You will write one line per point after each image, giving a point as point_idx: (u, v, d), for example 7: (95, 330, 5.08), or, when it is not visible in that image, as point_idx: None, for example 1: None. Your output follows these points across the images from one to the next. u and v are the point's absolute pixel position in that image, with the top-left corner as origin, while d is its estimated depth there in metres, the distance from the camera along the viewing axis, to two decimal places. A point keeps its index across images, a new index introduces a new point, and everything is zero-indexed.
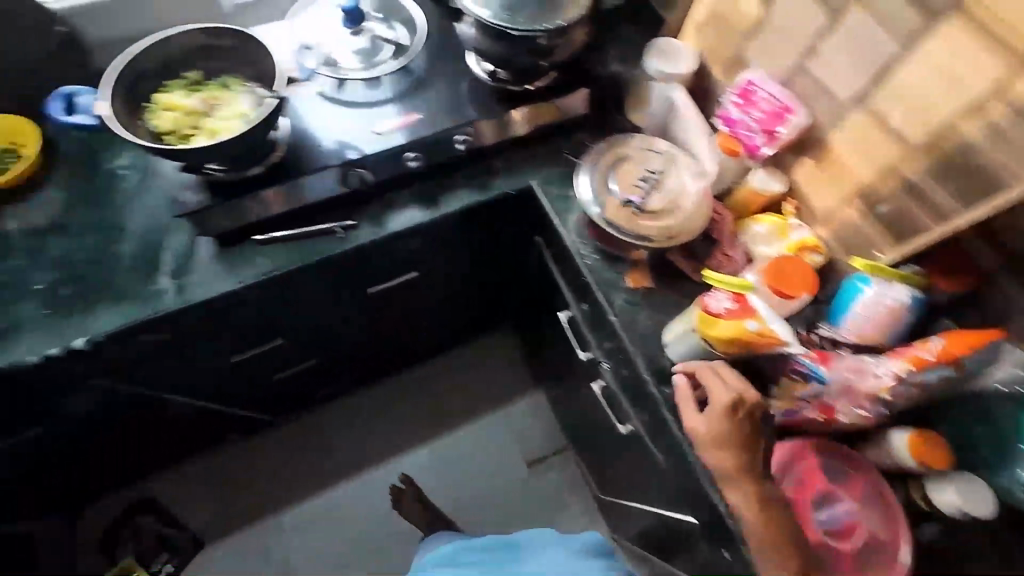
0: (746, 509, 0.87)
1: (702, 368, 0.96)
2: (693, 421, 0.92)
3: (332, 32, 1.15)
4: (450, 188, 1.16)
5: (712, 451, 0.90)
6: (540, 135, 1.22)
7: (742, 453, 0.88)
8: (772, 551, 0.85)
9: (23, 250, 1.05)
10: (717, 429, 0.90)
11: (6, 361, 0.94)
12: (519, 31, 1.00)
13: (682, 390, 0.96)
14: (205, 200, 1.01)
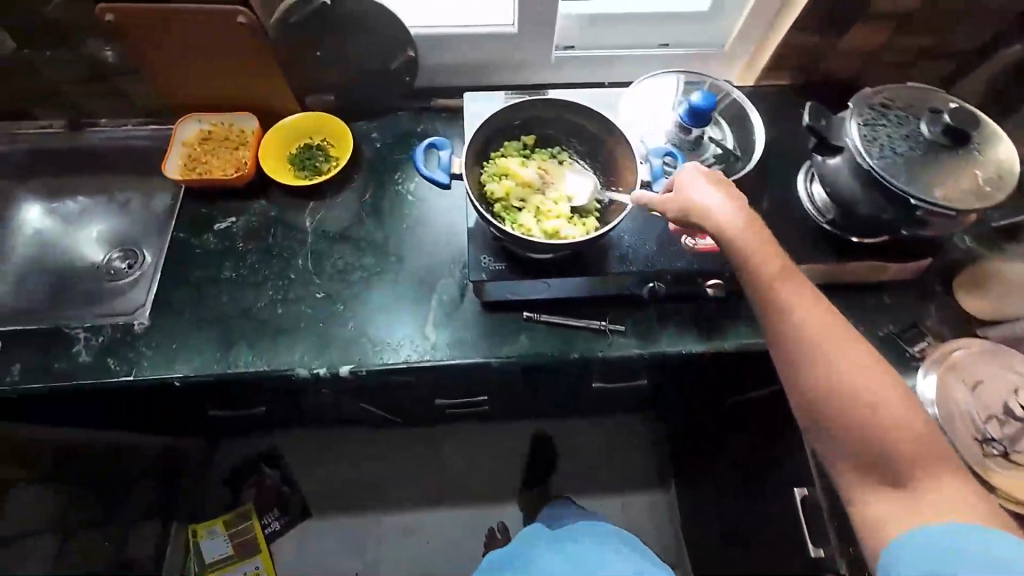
0: (836, 370, 0.67)
1: (740, 212, 0.77)
2: (749, 258, 0.74)
3: (658, 120, 1.10)
4: (731, 318, 1.02)
5: (798, 314, 0.70)
6: (844, 291, 1.06)
7: (826, 321, 0.70)
8: (841, 347, 0.68)
9: (313, 254, 1.08)
10: (797, 285, 0.72)
11: (283, 365, 0.97)
12: (919, 202, 0.83)
13: (708, 222, 0.77)
14: (497, 269, 0.94)
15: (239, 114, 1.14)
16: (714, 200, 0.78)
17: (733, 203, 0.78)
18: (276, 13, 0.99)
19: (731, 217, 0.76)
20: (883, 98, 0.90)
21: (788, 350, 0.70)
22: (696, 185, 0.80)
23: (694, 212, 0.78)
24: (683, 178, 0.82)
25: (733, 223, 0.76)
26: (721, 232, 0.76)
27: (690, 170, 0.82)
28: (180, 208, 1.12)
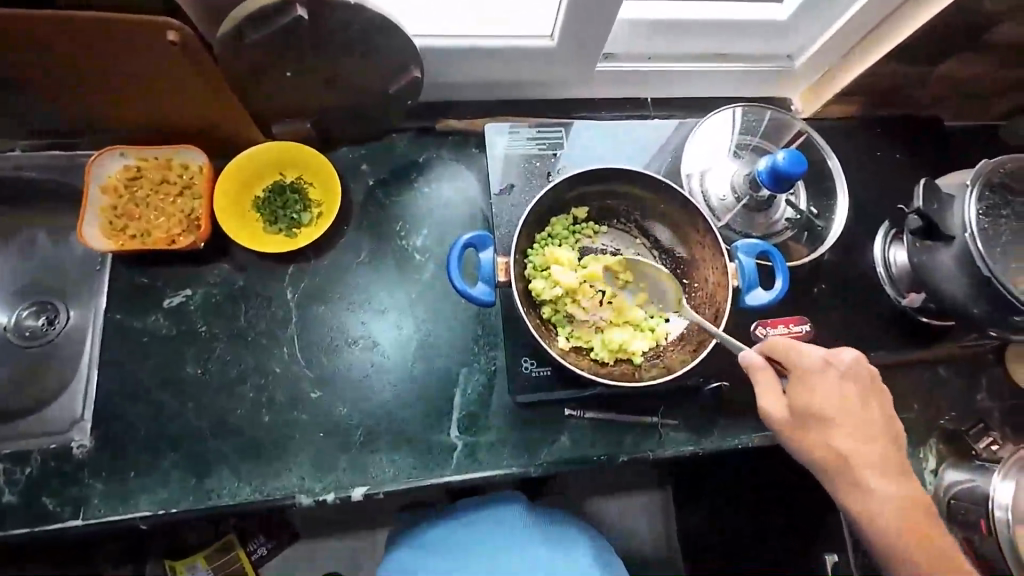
0: (914, 557, 0.65)
1: (851, 410, 0.68)
2: (857, 457, 0.67)
3: (722, 166, 0.94)
4: None
5: (891, 506, 0.66)
6: (909, 367, 0.95)
7: (910, 508, 0.67)
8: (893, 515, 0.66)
9: (301, 340, 0.86)
10: (899, 480, 0.67)
11: (278, 492, 0.79)
12: None
13: (809, 398, 0.67)
14: (547, 374, 0.84)
15: (180, 147, 0.85)
16: (837, 403, 0.67)
17: (861, 405, 0.69)
18: (227, 28, 0.66)
19: (844, 430, 0.67)
20: (1007, 178, 0.76)
21: (875, 527, 0.67)
22: (815, 387, 0.68)
23: (809, 417, 0.67)
24: (803, 374, 0.68)
25: (843, 429, 0.67)
26: (832, 437, 0.67)
27: (816, 361, 0.68)
28: (112, 277, 0.86)
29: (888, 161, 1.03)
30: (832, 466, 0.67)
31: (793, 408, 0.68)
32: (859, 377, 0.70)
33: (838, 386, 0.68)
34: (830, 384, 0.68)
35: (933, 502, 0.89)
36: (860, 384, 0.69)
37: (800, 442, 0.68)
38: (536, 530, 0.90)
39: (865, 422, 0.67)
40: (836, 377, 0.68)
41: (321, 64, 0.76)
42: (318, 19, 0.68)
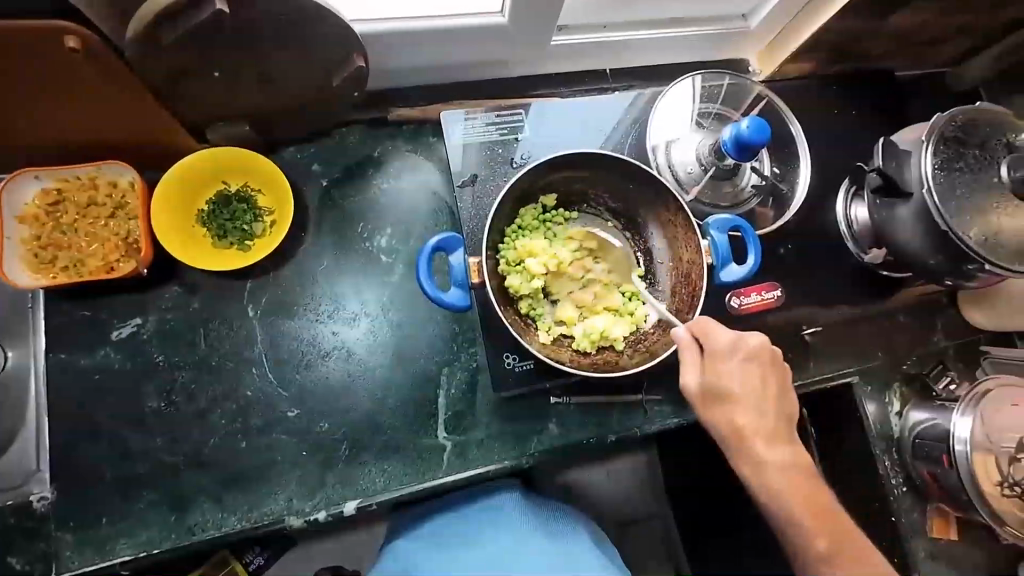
0: (803, 530, 0.68)
1: (755, 392, 0.70)
2: (752, 432, 0.70)
3: (687, 137, 0.93)
4: None
5: (781, 477, 0.69)
6: (872, 318, 0.99)
7: (798, 481, 0.70)
8: (775, 477, 0.69)
9: (270, 358, 0.82)
10: (789, 455, 0.71)
11: (266, 518, 0.76)
12: (990, 266, 0.76)
13: (715, 375, 0.70)
14: (531, 367, 0.83)
15: (104, 164, 0.76)
16: (743, 384, 0.70)
17: (762, 380, 0.71)
18: (135, 28, 0.59)
19: (746, 406, 0.70)
20: (960, 131, 0.78)
21: (769, 499, 0.70)
22: (726, 366, 0.70)
23: (717, 394, 0.70)
24: (714, 354, 0.71)
25: (745, 409, 0.70)
26: (734, 415, 0.70)
27: (722, 336, 0.71)
28: (48, 314, 0.78)
29: (844, 118, 1.04)
30: (734, 442, 0.70)
31: (704, 384, 0.70)
32: (757, 356, 0.72)
33: (744, 367, 0.71)
34: (733, 362, 0.70)
35: (900, 441, 0.94)
36: (765, 366, 0.71)
37: (708, 414, 0.71)
38: (536, 519, 0.90)
39: (760, 399, 0.70)
40: (738, 353, 0.71)
41: (253, 61, 0.69)
42: (242, 12, 0.61)
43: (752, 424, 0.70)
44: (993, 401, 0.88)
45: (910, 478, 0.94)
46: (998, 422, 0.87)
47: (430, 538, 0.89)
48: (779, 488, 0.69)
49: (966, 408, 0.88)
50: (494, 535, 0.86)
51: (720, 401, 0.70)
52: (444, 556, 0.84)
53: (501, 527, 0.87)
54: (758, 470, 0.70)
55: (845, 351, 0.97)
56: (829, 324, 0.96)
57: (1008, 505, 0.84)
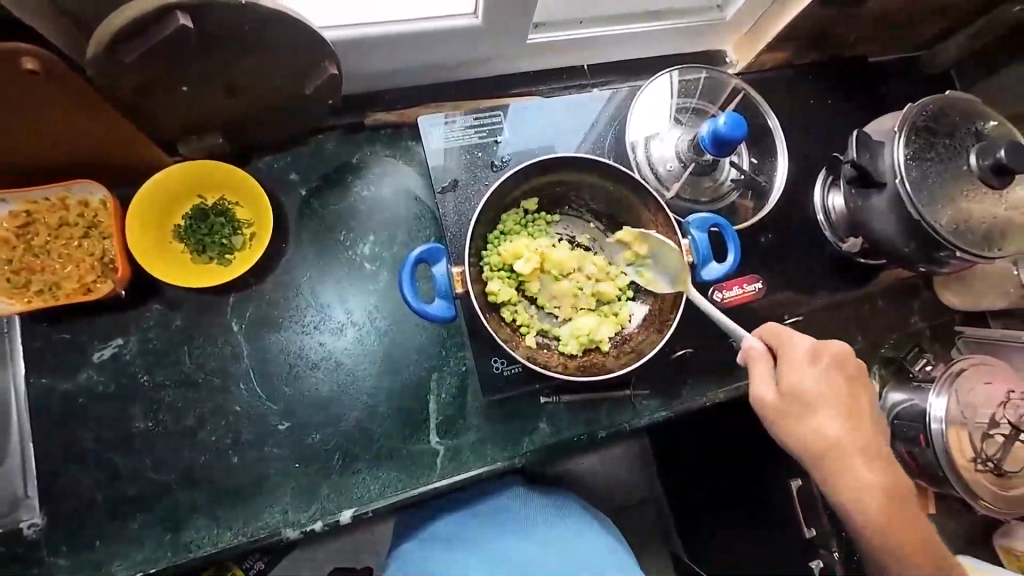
0: (887, 536, 0.68)
1: (839, 396, 0.71)
2: (845, 446, 0.70)
3: (665, 132, 0.93)
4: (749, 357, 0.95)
5: (877, 496, 0.69)
6: (850, 303, 1.01)
7: (893, 506, 0.69)
8: (881, 497, 0.69)
9: (257, 372, 0.81)
10: (884, 475, 0.70)
11: (262, 531, 0.76)
12: (959, 252, 0.78)
13: (803, 387, 0.70)
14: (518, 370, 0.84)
15: (72, 184, 0.74)
16: (823, 390, 0.70)
17: (846, 387, 0.72)
18: (95, 48, 0.57)
19: (836, 417, 0.70)
20: (931, 121, 0.79)
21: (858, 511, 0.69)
22: (799, 369, 0.71)
23: (797, 400, 0.70)
24: (787, 359, 0.73)
25: (824, 412, 0.70)
26: (813, 422, 0.70)
27: (796, 348, 0.73)
28: (24, 338, 0.77)
29: (819, 107, 1.05)
30: (823, 454, 0.70)
31: (782, 391, 0.71)
32: (846, 367, 0.73)
33: (824, 374, 0.71)
34: (812, 373, 0.71)
35: (880, 422, 0.98)
36: (849, 375, 0.72)
37: (791, 428, 0.70)
38: (537, 519, 0.91)
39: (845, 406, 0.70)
40: (820, 360, 0.72)
41: (221, 72, 0.67)
42: (205, 25, 0.60)
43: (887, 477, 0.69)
44: (966, 378, 0.91)
45: (889, 456, 0.97)
46: (972, 400, 0.90)
47: (437, 537, 0.91)
48: (872, 504, 0.69)
49: (939, 388, 0.90)
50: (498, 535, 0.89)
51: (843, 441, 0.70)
52: (451, 555, 0.87)
53: (506, 528, 0.90)
54: (856, 474, 0.69)
55: (825, 338, 0.99)
56: (809, 311, 0.99)
57: (981, 479, 0.87)
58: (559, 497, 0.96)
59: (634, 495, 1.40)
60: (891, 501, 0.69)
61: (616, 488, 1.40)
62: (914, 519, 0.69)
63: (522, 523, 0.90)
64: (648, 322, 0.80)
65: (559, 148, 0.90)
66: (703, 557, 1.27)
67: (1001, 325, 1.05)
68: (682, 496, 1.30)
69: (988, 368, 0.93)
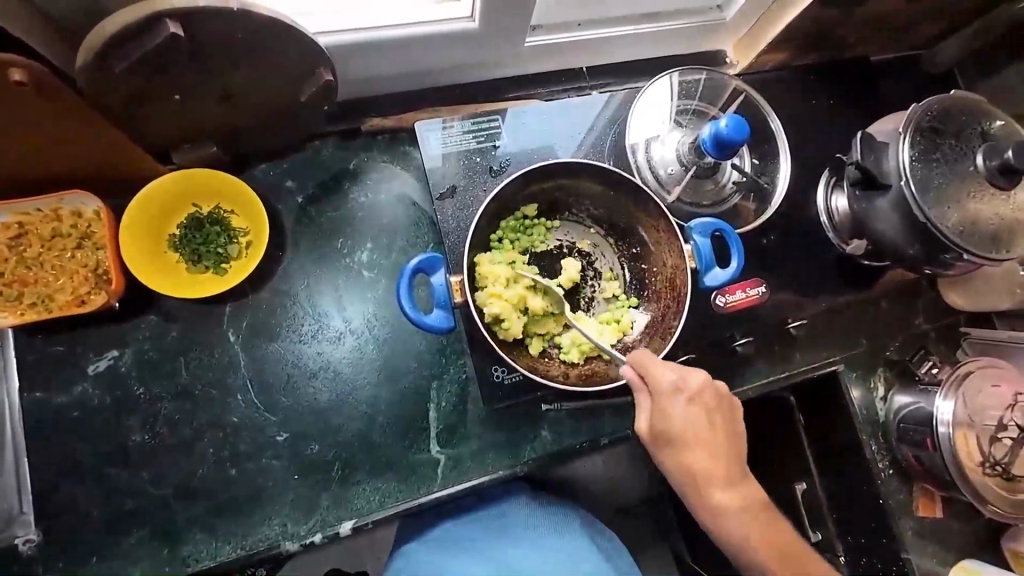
0: (756, 547, 0.71)
1: (705, 435, 0.71)
2: (706, 473, 0.70)
3: (665, 134, 0.92)
4: (753, 361, 0.93)
5: (737, 514, 0.71)
6: (853, 306, 1.00)
7: (757, 521, 0.72)
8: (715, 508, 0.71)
9: (254, 383, 0.80)
10: (739, 492, 0.72)
11: (261, 544, 0.75)
12: (967, 255, 0.77)
13: (664, 416, 0.70)
14: (519, 377, 0.83)
15: (66, 194, 0.73)
16: (688, 426, 0.70)
17: (714, 422, 0.71)
18: (85, 56, 0.56)
19: (699, 450, 0.71)
20: (936, 121, 0.78)
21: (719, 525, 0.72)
22: (669, 408, 0.70)
23: (662, 438, 0.71)
24: (658, 400, 0.70)
25: (688, 451, 0.70)
26: (683, 456, 0.70)
27: (666, 387, 0.70)
28: (19, 351, 0.76)
29: (821, 107, 1.04)
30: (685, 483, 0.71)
31: (651, 431, 0.71)
32: (695, 391, 0.71)
33: (693, 411, 0.70)
34: (675, 406, 0.70)
35: (886, 425, 0.96)
36: (709, 408, 0.71)
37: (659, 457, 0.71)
38: (540, 522, 0.91)
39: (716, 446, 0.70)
40: (687, 397, 0.70)
41: (214, 81, 0.66)
42: (196, 33, 0.58)
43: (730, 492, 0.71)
44: (972, 380, 0.89)
45: (895, 460, 0.96)
46: (979, 403, 0.88)
47: (439, 540, 0.89)
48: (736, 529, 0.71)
49: (946, 391, 0.89)
50: (502, 537, 0.89)
51: (665, 442, 0.71)
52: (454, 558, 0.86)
53: (510, 530, 0.90)
54: (717, 498, 0.71)
55: (828, 340, 0.98)
56: (813, 314, 0.97)
57: (989, 483, 0.86)
58: (561, 505, 0.95)
59: (636, 499, 1.39)
60: (752, 516, 0.72)
61: (618, 492, 1.39)
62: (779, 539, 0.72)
63: (523, 526, 0.90)
64: (650, 328, 0.79)
65: (558, 152, 0.88)
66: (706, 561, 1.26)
67: (1007, 326, 1.04)
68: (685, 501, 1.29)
69: (995, 370, 0.92)
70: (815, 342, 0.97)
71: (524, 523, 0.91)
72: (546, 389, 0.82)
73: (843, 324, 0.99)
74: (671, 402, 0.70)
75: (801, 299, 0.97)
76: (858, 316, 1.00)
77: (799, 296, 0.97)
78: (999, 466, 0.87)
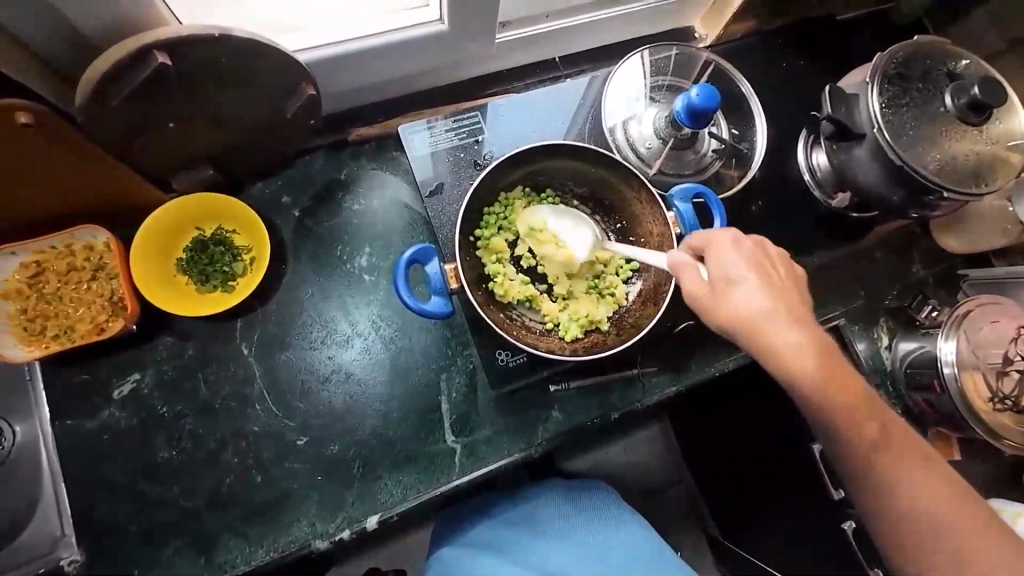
0: (827, 388, 0.64)
1: (766, 274, 0.67)
2: (768, 316, 0.64)
3: (640, 108, 0.94)
4: None
5: (813, 356, 0.64)
6: (846, 259, 1.01)
7: (832, 366, 0.64)
8: (831, 375, 0.64)
9: (271, 391, 0.84)
10: (812, 332, 0.65)
11: (293, 545, 0.78)
12: (948, 193, 0.78)
13: (718, 265, 0.67)
14: (524, 362, 0.84)
15: (76, 229, 0.78)
16: (745, 269, 0.66)
17: (768, 265, 0.68)
18: (84, 92, 0.60)
19: (765, 290, 0.65)
20: (901, 67, 0.80)
21: (798, 379, 0.64)
22: (723, 256, 0.67)
23: (722, 286, 0.66)
24: (714, 250, 0.68)
25: (750, 288, 0.65)
26: (739, 299, 0.65)
27: (726, 240, 0.68)
28: (49, 384, 0.79)
29: (792, 70, 1.06)
30: (748, 327, 0.65)
31: (712, 279, 0.67)
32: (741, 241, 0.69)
33: (752, 259, 0.67)
34: (730, 255, 0.67)
35: (894, 373, 0.97)
36: (759, 261, 0.67)
37: (710, 310, 0.66)
38: (569, 505, 0.94)
39: (780, 286, 0.67)
40: (741, 244, 0.68)
41: (202, 106, 0.70)
42: (181, 60, 0.62)
43: (796, 333, 0.64)
44: (974, 317, 0.89)
45: (907, 407, 0.97)
46: (981, 340, 0.88)
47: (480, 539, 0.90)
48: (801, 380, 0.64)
49: (950, 331, 0.89)
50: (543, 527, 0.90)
51: (711, 281, 0.67)
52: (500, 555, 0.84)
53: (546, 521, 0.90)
54: (786, 342, 0.64)
55: (827, 293, 0.99)
56: (807, 273, 0.99)
57: (1001, 419, 0.85)
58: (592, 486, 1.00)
59: (660, 476, 1.41)
60: (825, 363, 0.64)
61: (640, 472, 1.40)
62: (860, 391, 0.65)
63: (557, 512, 0.92)
64: (643, 297, 0.82)
65: (538, 137, 0.91)
66: (733, 529, 1.27)
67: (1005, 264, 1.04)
68: (708, 475, 1.30)
69: (997, 304, 0.91)
70: (814, 295, 0.99)
71: (552, 514, 0.92)
72: (547, 372, 0.84)
73: (838, 277, 1.00)
74: (720, 246, 0.68)
75: (795, 257, 0.98)
76: (852, 268, 1.01)
77: (793, 253, 0.98)
78: (1015, 399, 0.85)
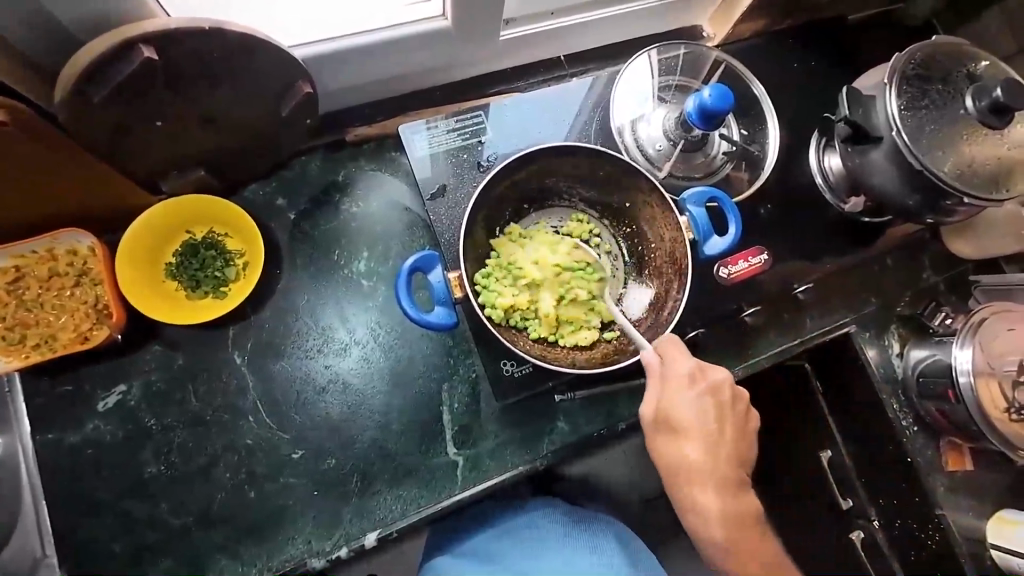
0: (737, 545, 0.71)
1: (710, 416, 0.72)
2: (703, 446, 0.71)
3: (648, 109, 0.91)
4: (761, 329, 0.93)
5: (723, 521, 0.71)
6: (857, 265, 0.99)
7: (746, 529, 0.72)
8: (746, 534, 0.72)
9: (265, 402, 0.80)
10: (709, 461, 0.72)
11: (288, 564, 0.75)
12: (967, 199, 0.76)
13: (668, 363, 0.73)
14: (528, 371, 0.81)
15: (59, 233, 0.74)
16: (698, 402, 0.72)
17: (717, 415, 0.73)
18: (64, 88, 0.57)
19: (698, 430, 0.71)
20: (921, 68, 0.77)
21: (702, 524, 0.72)
22: (681, 367, 0.72)
23: (666, 386, 0.72)
24: (693, 368, 0.73)
25: (701, 400, 0.72)
26: (686, 410, 0.71)
27: (714, 376, 0.73)
28: (30, 396, 0.76)
29: (802, 71, 1.03)
30: (683, 432, 0.71)
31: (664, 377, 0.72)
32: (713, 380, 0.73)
33: (700, 393, 0.72)
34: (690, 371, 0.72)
35: (905, 381, 0.94)
36: (720, 402, 0.73)
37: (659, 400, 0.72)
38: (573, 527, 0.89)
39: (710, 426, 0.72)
40: (696, 379, 0.72)
41: (191, 105, 0.67)
42: (169, 57, 0.59)
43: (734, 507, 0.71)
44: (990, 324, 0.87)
45: (920, 417, 0.94)
46: (998, 349, 0.86)
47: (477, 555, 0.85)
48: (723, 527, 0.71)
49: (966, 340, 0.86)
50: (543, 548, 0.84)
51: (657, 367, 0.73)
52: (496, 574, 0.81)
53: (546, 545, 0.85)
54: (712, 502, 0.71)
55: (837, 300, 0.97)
56: (818, 278, 0.96)
57: (1018, 430, 0.83)
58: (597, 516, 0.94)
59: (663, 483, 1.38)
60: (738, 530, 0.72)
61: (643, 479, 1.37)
62: (756, 543, 0.73)
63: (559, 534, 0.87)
64: (654, 306, 0.79)
65: (542, 138, 0.88)
66: None
67: (1017, 270, 1.02)
68: None
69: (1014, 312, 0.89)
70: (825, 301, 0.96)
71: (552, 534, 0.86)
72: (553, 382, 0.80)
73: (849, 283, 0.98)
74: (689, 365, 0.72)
75: (806, 262, 0.96)
76: (863, 275, 0.99)
77: (804, 257, 0.96)
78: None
